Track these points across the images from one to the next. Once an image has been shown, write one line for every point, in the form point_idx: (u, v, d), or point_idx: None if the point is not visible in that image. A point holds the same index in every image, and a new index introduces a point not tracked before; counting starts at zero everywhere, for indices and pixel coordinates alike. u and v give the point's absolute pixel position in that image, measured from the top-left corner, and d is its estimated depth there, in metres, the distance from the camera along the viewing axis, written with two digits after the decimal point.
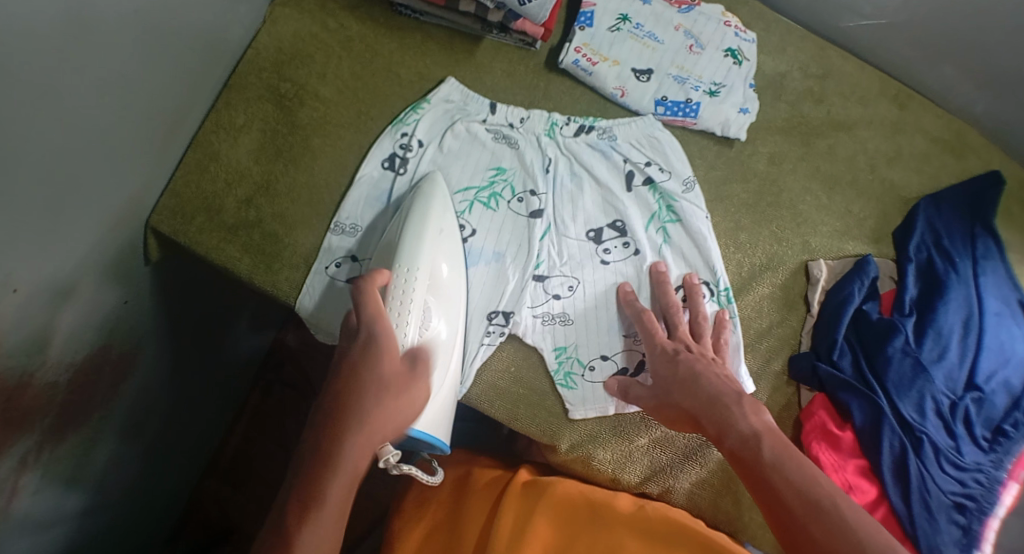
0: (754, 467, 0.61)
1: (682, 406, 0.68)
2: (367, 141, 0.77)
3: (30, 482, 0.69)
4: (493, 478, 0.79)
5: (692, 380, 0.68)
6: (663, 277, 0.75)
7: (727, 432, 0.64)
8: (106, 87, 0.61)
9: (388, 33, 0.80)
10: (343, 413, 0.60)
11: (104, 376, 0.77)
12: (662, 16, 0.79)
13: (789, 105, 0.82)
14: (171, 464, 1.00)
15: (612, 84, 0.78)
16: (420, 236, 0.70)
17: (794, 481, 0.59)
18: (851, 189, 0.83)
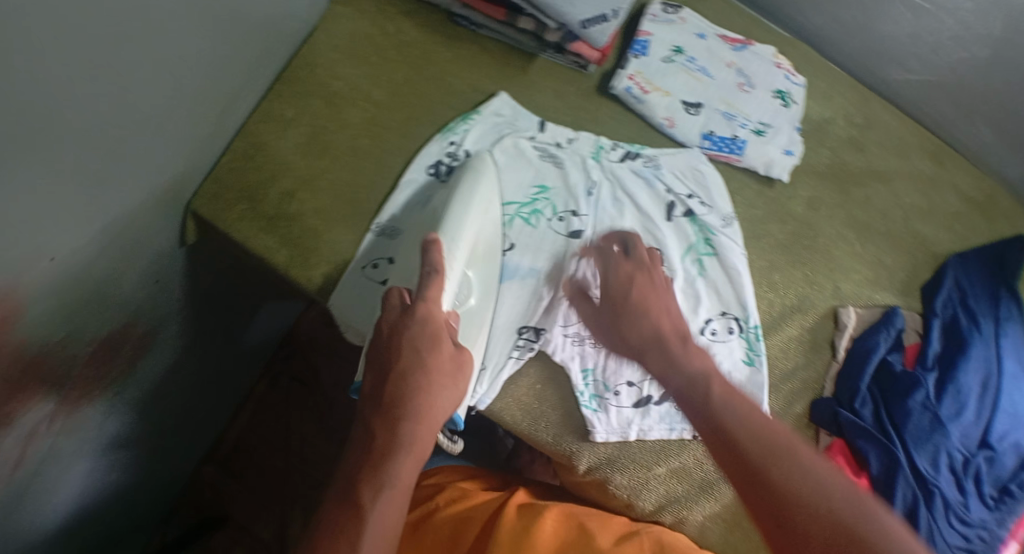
0: (707, 407, 0.61)
1: (625, 335, 0.70)
2: (413, 146, 0.78)
3: (35, 455, 0.69)
4: (485, 500, 0.79)
5: (636, 315, 0.70)
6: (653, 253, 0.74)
7: (672, 373, 0.65)
8: (167, 71, 0.62)
9: (445, 43, 0.81)
10: (400, 394, 0.62)
11: (117, 351, 0.77)
12: (716, 52, 0.80)
13: (831, 152, 0.83)
14: (171, 448, 0.99)
15: (661, 114, 0.78)
16: (471, 213, 0.70)
17: (754, 425, 0.58)
18: (884, 240, 0.83)
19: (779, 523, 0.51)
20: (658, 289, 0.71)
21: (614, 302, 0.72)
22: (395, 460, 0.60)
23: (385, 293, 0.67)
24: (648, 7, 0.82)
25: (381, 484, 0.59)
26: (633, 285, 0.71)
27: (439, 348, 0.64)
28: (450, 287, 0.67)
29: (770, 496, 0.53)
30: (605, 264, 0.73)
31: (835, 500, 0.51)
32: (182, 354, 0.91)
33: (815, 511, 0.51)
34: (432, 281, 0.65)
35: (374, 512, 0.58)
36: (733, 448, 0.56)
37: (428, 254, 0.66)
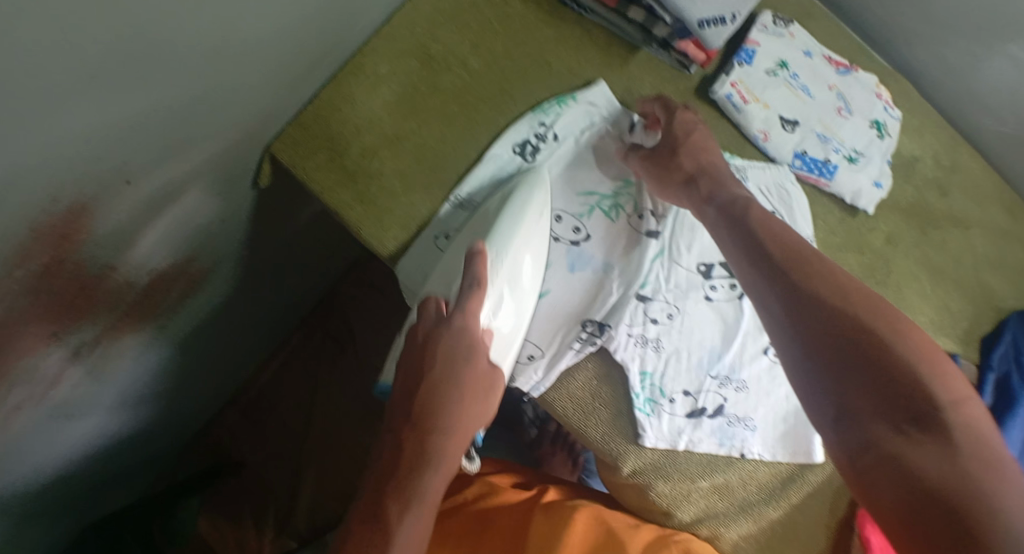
0: (744, 221, 0.67)
1: (681, 161, 0.72)
2: (502, 121, 0.76)
3: (72, 375, 0.71)
4: (513, 498, 0.78)
5: (693, 155, 0.73)
6: (708, 149, 0.74)
7: (720, 191, 0.71)
8: (260, 5, 0.60)
9: (548, 21, 0.79)
10: (431, 406, 0.63)
11: (167, 284, 0.76)
12: (820, 72, 0.78)
13: (915, 190, 0.82)
14: (188, 389, 0.97)
15: (756, 126, 0.76)
16: (519, 231, 0.69)
17: (783, 240, 0.65)
18: (954, 286, 0.82)
19: (808, 317, 0.59)
20: (701, 146, 0.74)
21: (670, 147, 0.73)
22: (427, 474, 0.61)
23: (421, 301, 0.68)
24: (760, 15, 0.79)
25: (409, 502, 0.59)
26: (689, 131, 0.74)
27: (477, 360, 0.66)
28: (492, 297, 0.67)
29: (800, 295, 0.60)
30: (666, 104, 0.75)
31: (858, 307, 0.59)
32: (222, 297, 0.89)
33: (840, 313, 0.59)
34: (472, 295, 0.65)
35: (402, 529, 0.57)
36: (765, 256, 0.64)
37: (472, 265, 0.65)
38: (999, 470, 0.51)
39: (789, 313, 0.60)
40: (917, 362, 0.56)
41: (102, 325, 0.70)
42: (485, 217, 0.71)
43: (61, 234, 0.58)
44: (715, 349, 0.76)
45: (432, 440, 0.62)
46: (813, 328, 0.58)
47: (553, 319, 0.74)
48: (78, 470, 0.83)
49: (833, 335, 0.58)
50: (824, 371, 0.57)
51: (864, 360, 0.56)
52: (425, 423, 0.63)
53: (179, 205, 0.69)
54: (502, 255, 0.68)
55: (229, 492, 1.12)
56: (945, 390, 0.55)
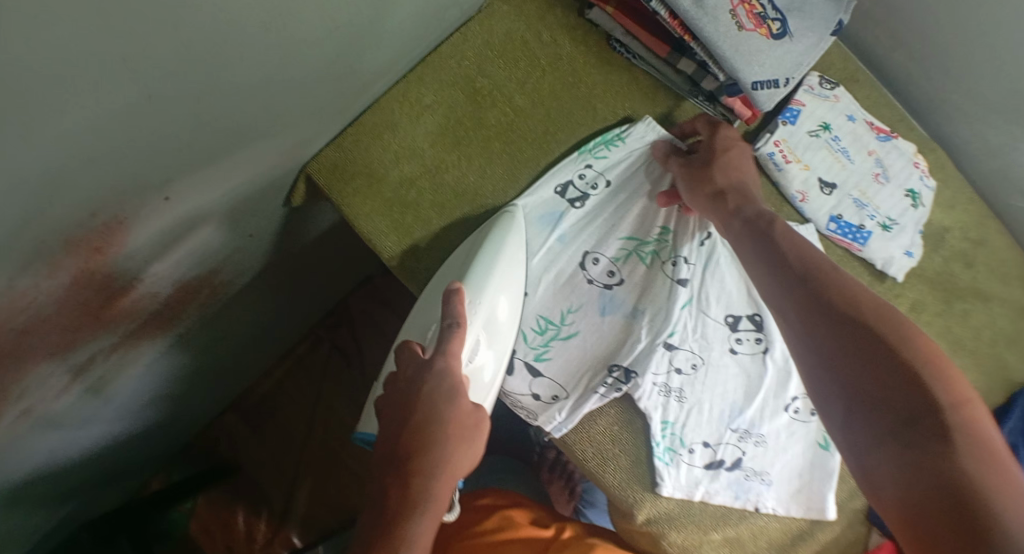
0: (764, 235, 0.68)
1: (715, 175, 0.72)
2: (545, 161, 0.76)
3: (85, 380, 0.70)
4: (532, 535, 0.81)
5: (721, 171, 0.73)
6: (737, 173, 0.74)
7: (745, 208, 0.71)
8: (319, 32, 0.61)
9: (597, 63, 0.79)
10: (417, 448, 0.60)
11: (190, 296, 0.75)
12: (861, 137, 0.79)
13: (942, 260, 0.83)
14: (191, 395, 0.95)
15: (795, 187, 0.76)
16: (496, 274, 0.69)
17: (804, 252, 0.65)
18: (968, 357, 0.84)
19: (823, 324, 0.59)
20: (736, 168, 0.74)
21: (705, 159, 0.73)
22: (413, 518, 0.57)
23: (399, 347, 0.68)
24: (807, 75, 0.80)
25: (416, 505, 0.58)
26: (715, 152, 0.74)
27: (459, 400, 0.63)
28: (472, 339, 0.68)
29: (816, 301, 0.61)
30: (713, 120, 0.76)
31: (866, 311, 0.59)
32: (239, 307, 0.88)
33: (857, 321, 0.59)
34: (452, 335, 0.66)
35: (409, 536, 0.57)
36: (781, 263, 0.65)
37: (450, 306, 0.67)
38: (1002, 477, 0.49)
39: (802, 322, 0.61)
40: (925, 371, 0.55)
41: (120, 334, 0.69)
42: (454, 276, 0.70)
43: (96, 246, 0.57)
44: (736, 403, 0.76)
45: (419, 482, 0.59)
46: (824, 338, 0.59)
47: (578, 360, 0.74)
48: (79, 468, 0.82)
49: (844, 346, 0.58)
50: (834, 379, 0.57)
51: (873, 366, 0.56)
52: (410, 466, 0.59)
53: (213, 220, 0.68)
54: (482, 300, 0.68)
55: (220, 499, 1.09)
56: (951, 392, 0.54)
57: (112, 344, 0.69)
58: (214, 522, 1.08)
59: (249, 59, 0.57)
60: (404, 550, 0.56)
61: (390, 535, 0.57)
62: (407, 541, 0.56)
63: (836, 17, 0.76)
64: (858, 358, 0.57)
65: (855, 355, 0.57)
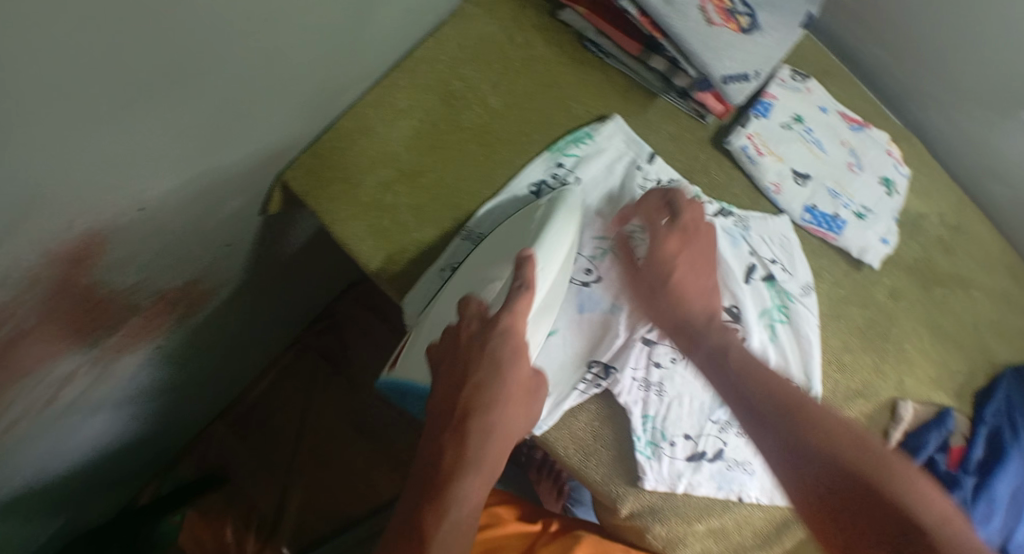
0: (722, 374, 0.72)
1: (661, 295, 0.75)
2: (519, 161, 0.76)
3: (70, 391, 0.71)
4: (519, 531, 0.84)
5: (682, 278, 0.75)
6: (695, 274, 0.76)
7: (701, 340, 0.74)
8: (288, 41, 0.61)
9: (570, 62, 0.79)
10: (478, 411, 0.68)
11: (173, 303, 0.76)
12: (835, 128, 0.80)
13: (920, 247, 0.83)
14: (181, 400, 0.96)
15: (770, 179, 0.78)
16: (566, 237, 0.70)
17: (772, 386, 0.70)
18: (951, 343, 0.84)
19: (804, 480, 0.67)
20: (699, 271, 0.76)
21: (667, 261, 0.76)
22: (464, 481, 0.67)
23: (462, 300, 0.68)
24: (778, 69, 0.81)
25: (473, 466, 0.68)
26: (678, 250, 0.76)
27: (520, 364, 0.68)
28: (538, 301, 0.68)
29: (789, 458, 0.67)
30: (670, 200, 0.75)
31: (852, 462, 0.67)
32: (226, 314, 0.89)
33: (837, 460, 0.67)
34: (523, 295, 0.66)
35: (461, 489, 0.67)
36: (758, 409, 0.69)
37: (521, 270, 0.66)
38: None
39: (791, 465, 0.67)
40: (912, 505, 0.64)
41: (102, 345, 0.70)
42: (512, 239, 0.71)
43: (73, 255, 0.58)
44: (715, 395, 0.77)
45: (473, 441, 0.68)
46: (809, 491, 0.67)
47: (559, 357, 0.74)
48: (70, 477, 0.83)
49: (825, 478, 0.67)
50: (824, 529, 0.66)
51: (858, 497, 0.65)
52: (461, 427, 0.68)
53: (190, 229, 0.69)
54: (548, 262, 0.68)
55: (213, 508, 1.08)
56: (933, 514, 0.64)
57: (98, 354, 0.71)
58: (206, 535, 1.05)
59: (226, 64, 0.57)
60: (457, 501, 0.67)
61: (444, 490, 0.67)
62: (458, 497, 0.67)
63: (803, 9, 0.78)
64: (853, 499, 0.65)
65: (850, 502, 0.65)
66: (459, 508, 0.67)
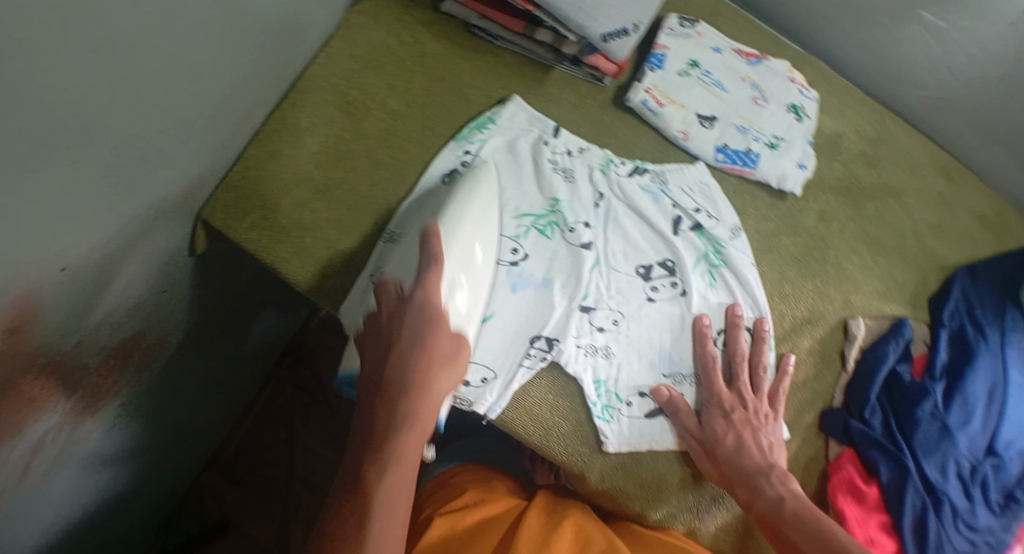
0: (780, 530, 0.69)
1: (722, 462, 0.73)
2: (428, 156, 0.78)
3: (42, 460, 0.71)
4: (511, 503, 0.83)
5: (739, 430, 0.74)
6: (756, 428, 0.75)
7: (758, 501, 0.71)
8: (189, 74, 0.63)
9: (460, 52, 0.81)
10: (394, 379, 0.63)
11: (123, 357, 0.76)
12: (731, 65, 0.83)
13: (841, 166, 0.84)
14: (169, 447, 0.98)
15: (676, 127, 0.80)
16: (470, 211, 0.71)
17: (809, 527, 0.68)
18: (894, 253, 0.85)
19: (792, 551, 0.68)
20: (758, 428, 0.75)
21: (724, 412, 0.75)
22: (381, 470, 0.60)
23: (378, 285, 0.68)
24: (666, 19, 0.84)
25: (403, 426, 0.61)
26: (736, 405, 0.75)
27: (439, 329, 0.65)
28: (449, 273, 0.68)
29: (787, 550, 0.68)
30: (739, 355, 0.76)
31: None
32: (185, 357, 0.90)
33: (819, 545, 0.67)
34: (431, 270, 0.66)
35: (396, 446, 0.61)
36: (791, 544, 0.68)
37: (428, 244, 0.67)
38: None
39: None
40: None
41: (61, 412, 0.70)
42: (428, 217, 0.72)
43: (11, 327, 0.56)
44: (665, 350, 0.77)
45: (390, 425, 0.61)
46: None
47: (501, 341, 0.74)
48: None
49: None
50: None
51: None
52: (381, 404, 0.62)
53: (122, 279, 0.68)
54: (455, 231, 0.69)
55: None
56: None
57: (63, 417, 0.71)
58: None
59: (139, 105, 0.59)
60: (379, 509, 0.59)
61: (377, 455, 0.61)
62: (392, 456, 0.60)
63: None
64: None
65: None
66: (388, 484, 0.60)
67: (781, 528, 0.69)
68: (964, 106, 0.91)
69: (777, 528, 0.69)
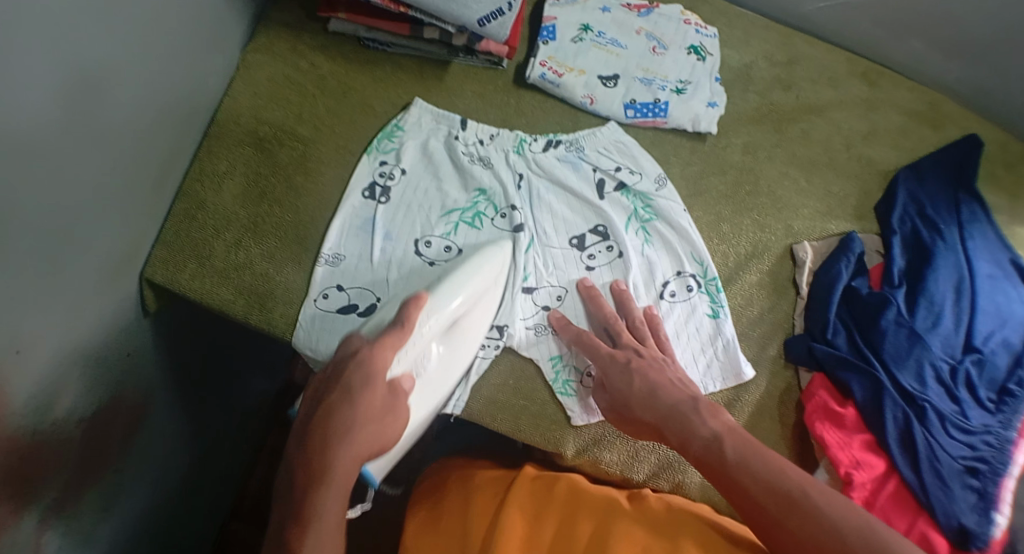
0: (726, 474, 0.64)
1: (638, 416, 0.69)
2: (346, 174, 0.79)
3: (51, 539, 0.65)
4: (495, 479, 0.75)
5: (642, 373, 0.70)
6: (656, 365, 0.71)
7: (690, 442, 0.66)
8: (129, 119, 0.65)
9: (359, 68, 0.84)
10: (361, 370, 0.62)
11: (105, 427, 0.71)
12: (623, 21, 0.87)
13: (757, 94, 0.89)
14: (190, 508, 0.95)
15: (581, 93, 0.83)
16: (458, 285, 0.69)
17: (766, 473, 0.62)
18: (828, 170, 0.88)
19: (741, 497, 0.63)
20: (657, 368, 0.71)
21: (624, 362, 0.71)
22: (335, 452, 0.59)
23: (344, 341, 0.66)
24: None
25: (337, 439, 0.60)
26: (629, 356, 0.72)
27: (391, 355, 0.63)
28: (413, 342, 0.66)
29: (740, 501, 0.63)
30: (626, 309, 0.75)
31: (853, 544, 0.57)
32: (183, 414, 0.87)
33: (765, 482, 0.62)
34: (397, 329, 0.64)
35: (353, 426, 0.60)
36: (745, 498, 0.62)
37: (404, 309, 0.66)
38: None
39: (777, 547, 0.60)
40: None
41: (53, 495, 0.64)
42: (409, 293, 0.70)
43: None
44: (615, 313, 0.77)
45: (343, 416, 0.61)
46: None
47: None
48: None
49: None
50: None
51: (773, 514, 0.61)
52: (343, 385, 0.62)
53: (84, 346, 0.65)
54: (444, 306, 0.68)
55: None
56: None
57: (58, 496, 0.65)
58: None
59: (95, 157, 0.62)
60: (326, 472, 0.59)
61: (313, 469, 0.59)
62: (327, 475, 0.59)
63: None
64: (758, 519, 0.61)
65: None
66: (341, 460, 0.59)
67: (723, 466, 0.64)
68: (862, 8, 0.94)
69: (720, 469, 0.64)
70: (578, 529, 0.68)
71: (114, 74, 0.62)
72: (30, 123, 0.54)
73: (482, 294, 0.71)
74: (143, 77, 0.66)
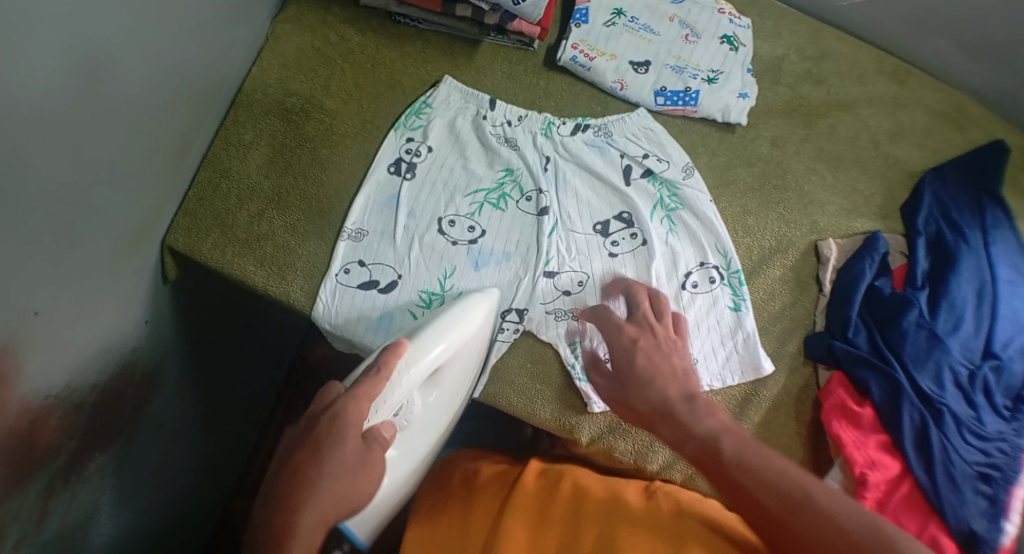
0: (725, 471, 0.60)
1: (639, 399, 0.68)
2: (372, 149, 0.79)
3: (60, 504, 0.65)
4: (498, 474, 0.74)
5: (648, 356, 0.69)
6: (665, 347, 0.70)
7: (687, 440, 0.64)
8: (155, 82, 0.64)
9: (389, 43, 0.83)
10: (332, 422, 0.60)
11: (118, 394, 0.70)
12: (656, 8, 0.86)
13: (787, 87, 0.88)
14: (196, 482, 0.94)
15: (611, 78, 0.83)
16: (444, 334, 0.66)
17: (766, 467, 0.59)
18: (854, 168, 0.87)
19: (743, 498, 0.58)
20: (665, 351, 0.70)
21: (630, 342, 0.70)
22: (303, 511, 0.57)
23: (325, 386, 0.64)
24: None
25: (304, 497, 0.57)
26: (638, 336, 0.71)
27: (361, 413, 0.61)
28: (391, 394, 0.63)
29: (742, 503, 0.58)
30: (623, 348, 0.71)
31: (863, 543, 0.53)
32: (194, 386, 0.86)
33: (761, 478, 0.58)
34: (374, 379, 0.61)
35: (322, 483, 0.58)
36: (747, 498, 0.58)
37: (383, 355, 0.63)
38: None
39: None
40: None
41: (63, 460, 0.63)
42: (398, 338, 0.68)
43: None
44: None
45: (317, 472, 0.58)
46: None
47: None
48: None
49: None
50: None
51: (773, 513, 0.56)
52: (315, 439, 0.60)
53: (100, 312, 0.65)
54: (424, 356, 0.65)
55: None
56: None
57: (68, 460, 0.64)
58: None
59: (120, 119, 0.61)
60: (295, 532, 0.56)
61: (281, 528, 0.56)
62: (293, 533, 0.56)
63: None
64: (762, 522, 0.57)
65: None
66: (309, 521, 0.57)
67: (721, 465, 0.61)
68: (893, 6, 0.93)
69: (717, 469, 0.61)
70: (583, 531, 0.66)
71: (141, 35, 0.61)
72: (59, 78, 0.53)
73: (465, 348, 0.69)
74: (170, 41, 0.65)
